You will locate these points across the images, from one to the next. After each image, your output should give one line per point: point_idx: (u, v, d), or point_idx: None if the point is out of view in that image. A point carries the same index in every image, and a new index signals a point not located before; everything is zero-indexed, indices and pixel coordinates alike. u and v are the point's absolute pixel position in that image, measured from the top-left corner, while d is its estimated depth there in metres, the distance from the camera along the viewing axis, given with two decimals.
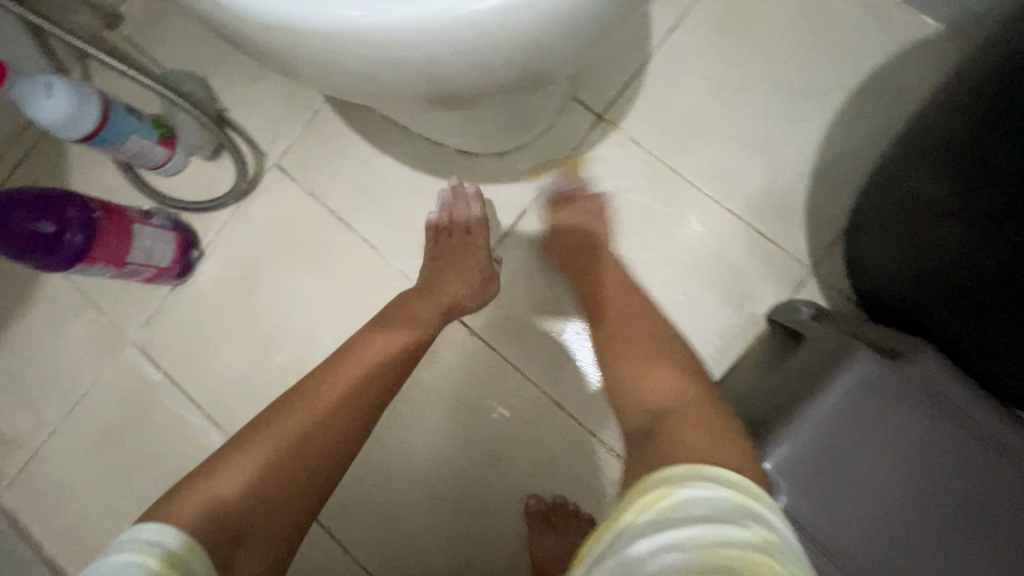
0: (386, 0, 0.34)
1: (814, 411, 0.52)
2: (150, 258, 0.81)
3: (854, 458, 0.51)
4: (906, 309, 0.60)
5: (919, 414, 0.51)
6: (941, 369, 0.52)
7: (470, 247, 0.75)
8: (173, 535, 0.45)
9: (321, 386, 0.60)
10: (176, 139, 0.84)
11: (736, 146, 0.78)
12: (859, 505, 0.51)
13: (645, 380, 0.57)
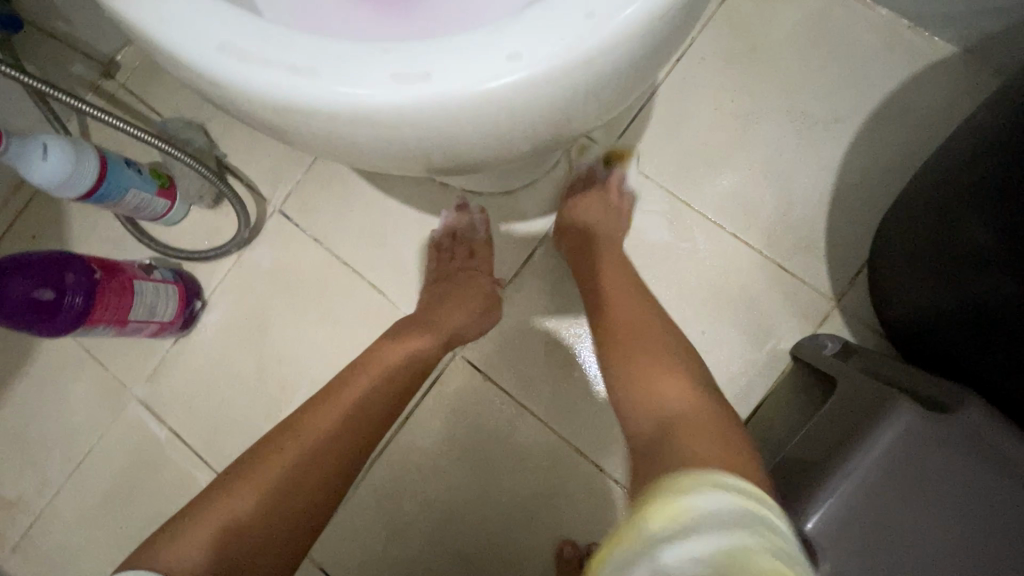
0: (398, 78, 0.31)
1: (857, 466, 0.51)
2: (156, 313, 0.78)
3: (903, 519, 0.49)
4: (943, 352, 0.60)
5: (967, 470, 0.50)
6: (992, 422, 0.51)
7: (473, 269, 0.77)
8: None
9: (325, 415, 0.59)
10: (176, 189, 0.84)
11: (749, 178, 0.77)
12: (909, 571, 0.48)
13: (658, 387, 0.55)
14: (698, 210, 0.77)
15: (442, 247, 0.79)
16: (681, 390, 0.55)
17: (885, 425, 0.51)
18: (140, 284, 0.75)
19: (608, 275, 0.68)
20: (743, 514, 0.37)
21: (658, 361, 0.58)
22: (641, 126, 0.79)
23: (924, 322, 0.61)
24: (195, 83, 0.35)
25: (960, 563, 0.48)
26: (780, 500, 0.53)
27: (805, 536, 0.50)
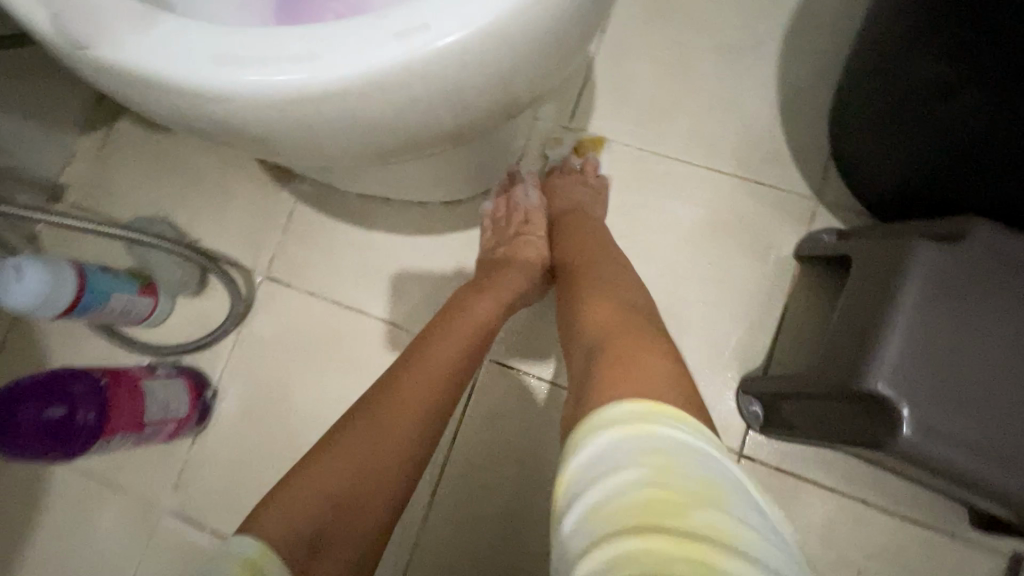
0: (397, 36, 0.33)
1: (901, 320, 0.56)
2: (171, 410, 0.73)
3: (956, 350, 0.55)
4: (937, 196, 0.63)
5: (993, 287, 0.56)
6: (1003, 235, 0.56)
7: (530, 235, 0.74)
8: (252, 544, 0.43)
9: (397, 403, 0.57)
10: (156, 285, 0.81)
11: (702, 114, 0.82)
12: (979, 392, 0.54)
13: (595, 314, 0.57)
14: (666, 154, 0.81)
15: (497, 219, 0.77)
16: (600, 304, 0.58)
17: (912, 273, 0.57)
18: (148, 384, 0.71)
19: (574, 239, 0.71)
20: (631, 449, 0.38)
21: (607, 296, 0.59)
22: (589, 97, 0.84)
23: (911, 185, 0.65)
24: (198, 107, 0.35)
25: (1018, 369, 0.54)
26: (846, 376, 0.58)
27: (881, 396, 0.54)
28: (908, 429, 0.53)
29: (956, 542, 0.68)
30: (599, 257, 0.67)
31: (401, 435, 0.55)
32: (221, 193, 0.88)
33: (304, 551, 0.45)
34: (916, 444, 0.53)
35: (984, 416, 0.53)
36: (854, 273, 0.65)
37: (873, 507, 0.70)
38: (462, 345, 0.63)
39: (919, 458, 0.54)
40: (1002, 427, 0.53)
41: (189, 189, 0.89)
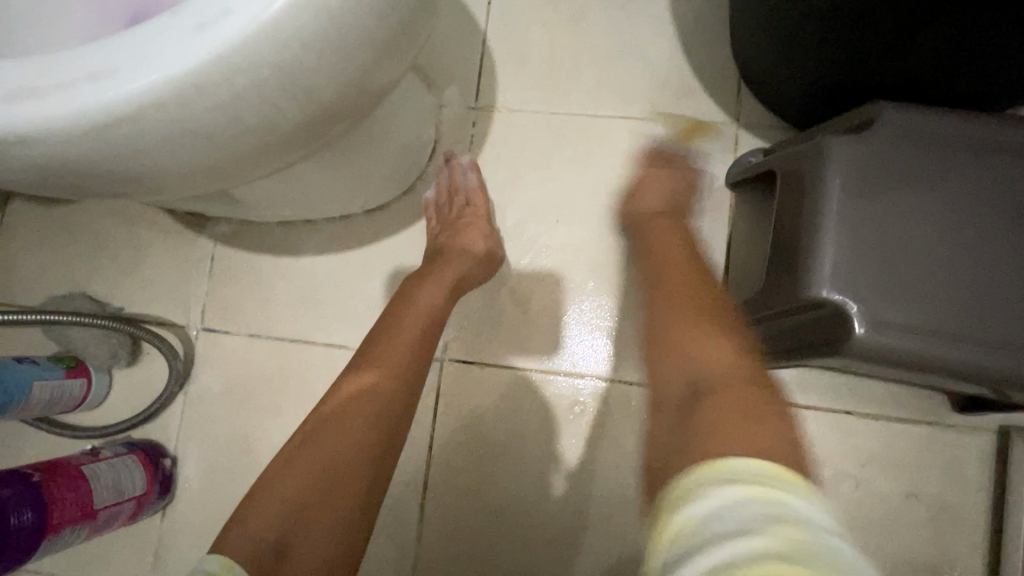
0: (200, 29, 0.30)
1: (832, 218, 0.54)
2: (125, 490, 0.69)
3: (891, 238, 0.54)
4: (847, 89, 0.62)
5: (913, 170, 0.55)
6: (910, 118, 0.56)
7: (471, 219, 0.73)
8: (212, 560, 0.42)
9: (353, 397, 0.54)
10: (84, 364, 0.77)
11: (605, 64, 0.80)
12: (921, 272, 0.53)
13: (700, 355, 0.50)
14: (578, 113, 0.79)
15: (439, 205, 0.76)
16: (718, 344, 0.50)
17: (833, 170, 0.56)
18: (91, 468, 0.66)
19: (660, 240, 0.65)
20: (761, 513, 0.31)
21: (706, 333, 0.52)
22: (489, 72, 0.81)
23: (821, 87, 0.64)
24: (11, 155, 0.32)
25: (954, 245, 0.53)
26: (793, 290, 0.57)
27: (829, 300, 0.53)
28: (861, 327, 0.52)
29: (944, 430, 0.67)
30: (670, 270, 0.61)
31: (360, 426, 0.53)
32: (135, 254, 0.84)
33: (266, 556, 0.44)
34: (871, 342, 0.52)
35: (932, 299, 0.52)
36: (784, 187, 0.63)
37: (858, 415, 0.69)
38: (414, 329, 0.61)
39: (878, 355, 0.53)
40: (949, 305, 0.52)
41: (102, 257, 0.84)
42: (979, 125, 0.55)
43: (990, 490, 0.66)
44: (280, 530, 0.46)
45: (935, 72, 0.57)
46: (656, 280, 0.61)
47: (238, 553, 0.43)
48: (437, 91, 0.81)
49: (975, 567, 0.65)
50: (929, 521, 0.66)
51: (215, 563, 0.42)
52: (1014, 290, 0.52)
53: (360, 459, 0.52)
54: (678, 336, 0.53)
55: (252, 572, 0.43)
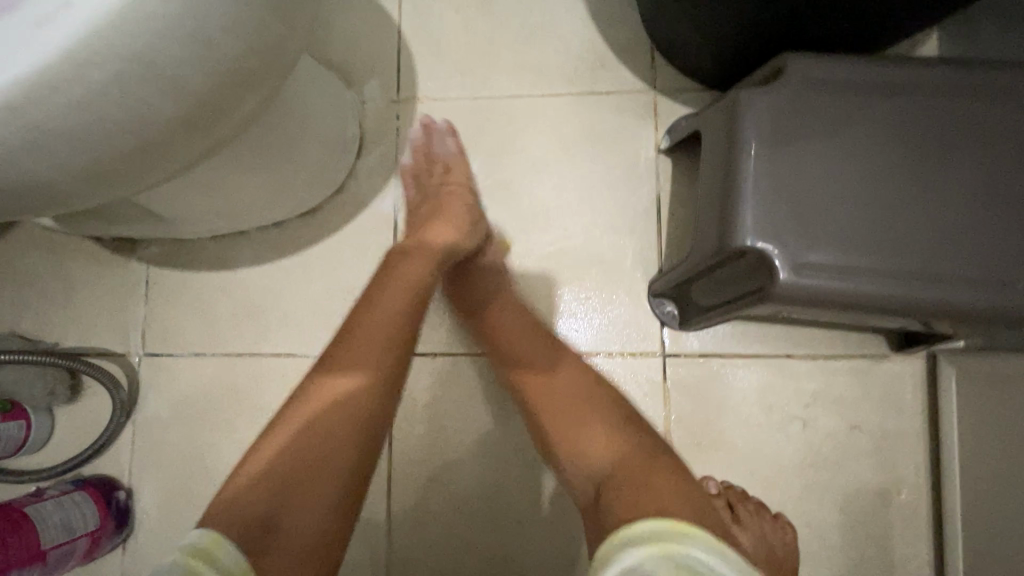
0: (49, 26, 0.29)
1: (751, 164, 0.52)
2: (76, 526, 0.67)
3: (810, 180, 0.52)
4: (754, 41, 0.63)
5: (828, 110, 0.53)
6: (819, 62, 0.55)
7: (454, 187, 0.73)
8: (198, 535, 0.43)
9: (340, 381, 0.54)
10: (20, 406, 0.74)
11: (520, 43, 0.80)
12: (843, 212, 0.51)
13: (579, 445, 0.53)
14: (501, 95, 0.80)
15: (418, 172, 0.76)
16: (606, 436, 0.52)
17: (745, 121, 0.54)
18: (35, 508, 0.64)
19: (508, 310, 0.68)
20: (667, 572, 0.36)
21: (593, 429, 0.53)
22: (408, 63, 0.81)
23: (731, 42, 0.65)
24: None
25: (872, 180, 0.52)
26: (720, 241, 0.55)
27: (753, 249, 0.51)
28: (783, 272, 0.50)
29: (880, 359, 0.70)
30: (514, 337, 0.65)
31: (350, 409, 0.53)
32: (65, 286, 0.81)
33: (256, 534, 0.45)
34: (797, 286, 0.50)
35: (855, 235, 0.51)
36: (707, 142, 0.61)
37: (798, 356, 0.71)
38: (399, 306, 0.59)
39: (805, 299, 0.51)
40: (874, 241, 0.50)
41: (29, 294, 0.81)
42: (886, 62, 0.55)
43: (925, 412, 0.69)
44: (269, 508, 0.47)
45: (832, 10, 0.56)
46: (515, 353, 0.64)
47: (228, 529, 0.44)
48: (356, 87, 0.81)
49: (920, 486, 0.68)
50: (873, 449, 0.69)
51: (202, 540, 0.42)
52: (935, 220, 0.50)
53: (348, 442, 0.52)
54: (548, 416, 0.57)
55: (243, 548, 0.43)
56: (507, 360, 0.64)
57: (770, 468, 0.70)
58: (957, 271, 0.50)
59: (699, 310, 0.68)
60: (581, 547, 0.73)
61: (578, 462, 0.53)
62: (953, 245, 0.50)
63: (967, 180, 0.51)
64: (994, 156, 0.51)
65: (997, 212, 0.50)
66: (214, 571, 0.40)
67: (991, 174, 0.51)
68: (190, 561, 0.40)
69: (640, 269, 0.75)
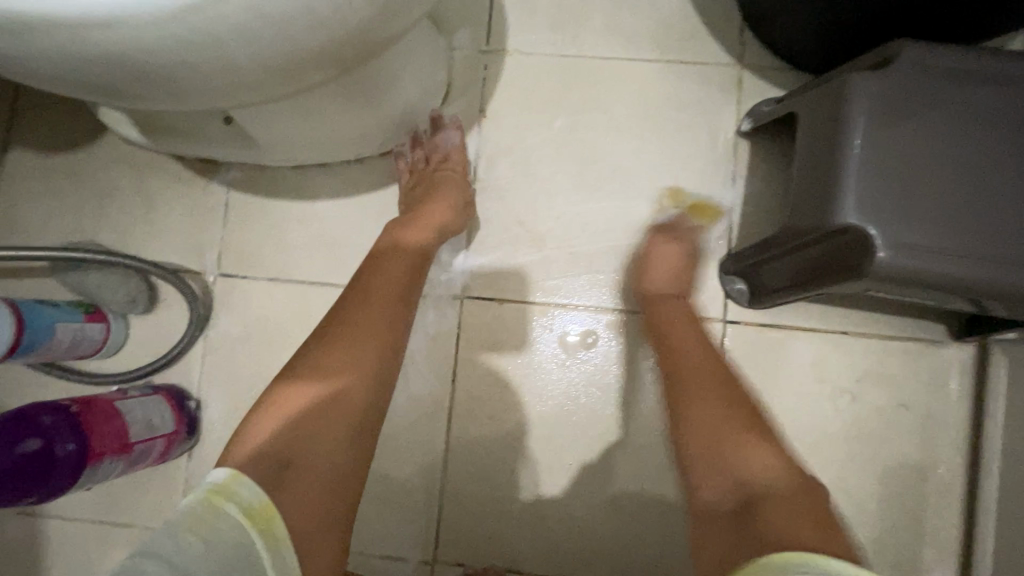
0: None
1: (852, 146, 0.55)
2: (156, 426, 0.70)
3: (911, 165, 0.54)
4: (855, 28, 0.65)
5: (935, 98, 0.55)
6: (931, 49, 0.56)
7: (449, 172, 0.76)
8: (220, 473, 0.48)
9: (335, 351, 0.58)
10: (101, 310, 0.76)
11: (613, 5, 0.82)
12: (935, 197, 0.53)
13: (747, 463, 0.52)
14: (590, 56, 0.81)
15: (416, 162, 0.78)
16: (761, 452, 0.53)
17: (853, 104, 0.56)
18: (123, 404, 0.67)
19: (670, 323, 0.69)
20: None
21: (746, 447, 0.53)
22: (500, 14, 0.82)
23: (830, 27, 0.67)
24: (85, 40, 0.34)
25: (972, 168, 0.54)
26: (814, 215, 0.57)
27: (854, 227, 0.54)
28: (880, 250, 0.53)
29: (931, 345, 0.73)
30: (687, 335, 0.67)
31: (348, 378, 0.57)
32: (144, 201, 0.83)
33: (274, 469, 0.50)
34: (894, 264, 0.53)
35: (951, 220, 0.53)
36: (803, 123, 0.63)
37: (854, 334, 0.74)
38: (395, 289, 0.63)
39: (898, 277, 0.54)
40: (968, 225, 0.53)
41: (110, 206, 0.83)
42: (995, 53, 0.56)
43: (970, 396, 0.73)
44: (285, 451, 0.52)
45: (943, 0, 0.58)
46: (687, 380, 0.61)
47: (245, 468, 0.49)
48: (447, 32, 0.82)
49: (957, 464, 0.72)
50: (917, 426, 0.73)
51: (222, 479, 0.47)
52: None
53: (352, 397, 0.56)
54: (699, 414, 0.57)
55: (258, 484, 0.48)
56: (690, 372, 0.61)
57: (817, 436, 0.74)
58: None
59: (770, 291, 0.70)
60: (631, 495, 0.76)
61: (759, 486, 0.50)
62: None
63: None
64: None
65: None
66: (234, 507, 0.46)
67: None
68: (210, 499, 0.46)
69: (709, 239, 0.78)
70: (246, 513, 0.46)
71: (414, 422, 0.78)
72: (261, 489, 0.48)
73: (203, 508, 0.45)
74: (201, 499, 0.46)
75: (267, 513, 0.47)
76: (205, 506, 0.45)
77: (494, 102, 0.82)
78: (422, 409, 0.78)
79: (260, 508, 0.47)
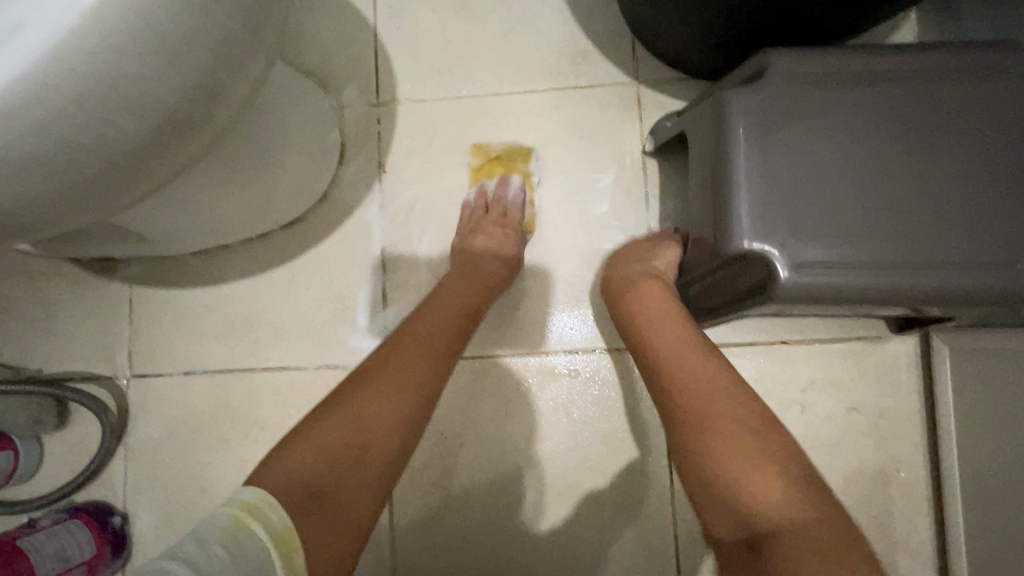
0: (1, 50, 0.28)
1: (740, 168, 0.52)
2: (71, 555, 0.66)
3: (803, 177, 0.51)
4: (739, 33, 0.63)
5: (816, 103, 0.53)
6: (801, 57, 0.54)
7: (503, 229, 0.72)
8: (253, 490, 0.43)
9: (397, 374, 0.53)
10: (7, 436, 0.71)
11: (500, 38, 0.79)
12: (833, 209, 0.51)
13: (751, 490, 0.44)
14: (485, 93, 0.79)
15: (474, 208, 0.75)
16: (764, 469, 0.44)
17: (734, 124, 0.53)
18: (27, 541, 0.64)
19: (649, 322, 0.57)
20: None
21: (742, 456, 0.45)
22: (386, 66, 0.80)
23: (715, 34, 0.64)
24: None
25: (866, 171, 0.51)
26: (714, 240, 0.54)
27: (753, 253, 0.50)
28: (783, 272, 0.50)
29: (873, 342, 0.71)
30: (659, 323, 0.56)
31: (409, 409, 0.52)
32: (44, 310, 0.79)
33: (301, 497, 0.44)
34: (800, 284, 0.50)
35: (853, 229, 0.50)
36: (695, 144, 0.61)
37: (793, 342, 0.71)
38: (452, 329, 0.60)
39: (808, 296, 0.51)
40: (870, 231, 0.50)
41: (7, 321, 0.79)
42: (868, 51, 0.54)
43: (921, 390, 0.70)
44: (320, 476, 0.46)
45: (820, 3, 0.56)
46: (697, 410, 0.48)
47: (274, 488, 0.44)
48: (334, 92, 0.79)
49: (920, 464, 0.69)
50: (871, 429, 0.70)
51: (252, 497, 0.43)
52: (930, 206, 0.50)
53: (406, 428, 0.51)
54: (704, 423, 0.48)
55: (289, 508, 0.43)
56: (678, 397, 0.50)
57: None
58: (949, 257, 0.49)
59: (701, 311, 0.67)
60: (589, 543, 0.73)
61: (705, 506, 0.46)
62: (951, 230, 0.50)
63: (955, 163, 0.51)
64: (981, 138, 0.51)
65: (991, 190, 0.50)
66: (261, 532, 0.41)
67: (981, 156, 0.50)
68: (239, 517, 0.41)
69: None
70: (273, 539, 0.41)
71: None
72: (291, 514, 0.43)
73: (230, 527, 0.40)
74: (231, 518, 0.41)
75: (294, 544, 0.42)
76: (233, 524, 0.40)
77: (393, 155, 0.79)
78: None
79: (288, 534, 0.42)
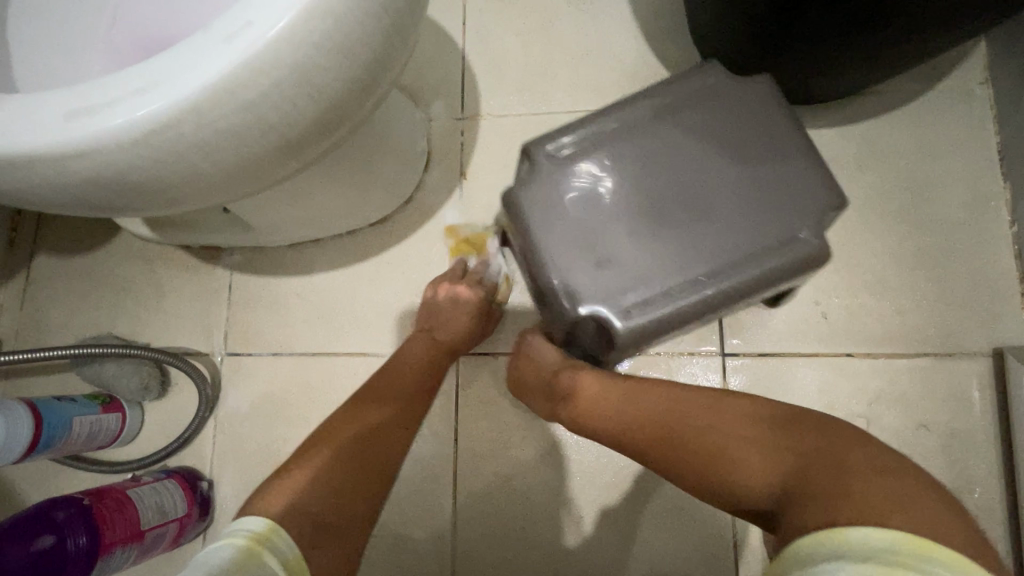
0: (231, 41, 0.35)
1: (539, 246, 0.59)
2: (167, 511, 0.72)
3: (604, 224, 0.59)
4: (818, 71, 0.68)
5: (580, 170, 0.61)
6: (551, 139, 0.62)
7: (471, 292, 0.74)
8: (257, 521, 0.43)
9: (365, 421, 0.58)
10: (117, 399, 0.80)
11: (578, 62, 0.86)
12: (646, 235, 0.58)
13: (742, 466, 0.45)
14: (561, 110, 0.85)
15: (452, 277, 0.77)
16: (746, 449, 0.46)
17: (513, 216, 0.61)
18: (134, 492, 0.69)
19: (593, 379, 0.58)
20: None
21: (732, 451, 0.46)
22: (471, 84, 0.87)
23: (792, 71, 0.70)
24: (68, 171, 0.37)
25: (650, 193, 0.59)
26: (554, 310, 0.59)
27: (582, 317, 0.56)
28: (619, 321, 0.56)
29: (944, 359, 0.71)
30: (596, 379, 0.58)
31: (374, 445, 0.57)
32: (156, 291, 0.88)
33: (307, 529, 0.46)
34: (633, 326, 0.56)
35: (655, 244, 0.57)
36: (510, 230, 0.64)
37: (859, 355, 0.72)
38: (415, 374, 0.67)
39: (646, 332, 0.56)
40: (685, 241, 0.57)
41: (124, 298, 0.88)
42: (607, 110, 0.63)
43: (995, 410, 0.69)
44: (320, 514, 0.48)
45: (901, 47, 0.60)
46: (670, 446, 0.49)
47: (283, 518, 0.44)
48: (424, 107, 0.87)
49: (995, 485, 0.67)
50: (942, 446, 0.69)
51: (260, 527, 0.42)
52: (713, 208, 0.58)
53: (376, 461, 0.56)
54: (694, 440, 0.48)
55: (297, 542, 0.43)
56: (652, 427, 0.51)
57: None
58: (762, 237, 0.56)
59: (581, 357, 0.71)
60: (646, 544, 0.74)
61: (749, 504, 0.46)
62: (743, 213, 0.58)
63: (722, 165, 0.59)
64: (731, 135, 0.60)
65: (756, 168, 0.59)
66: (275, 561, 0.40)
67: (734, 149, 0.60)
68: (250, 545, 0.40)
69: None
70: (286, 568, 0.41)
71: (421, 484, 0.78)
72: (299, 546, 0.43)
73: (244, 553, 0.39)
74: (244, 544, 0.40)
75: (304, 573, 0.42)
76: (245, 552, 0.39)
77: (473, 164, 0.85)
78: (427, 471, 0.78)
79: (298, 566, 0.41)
